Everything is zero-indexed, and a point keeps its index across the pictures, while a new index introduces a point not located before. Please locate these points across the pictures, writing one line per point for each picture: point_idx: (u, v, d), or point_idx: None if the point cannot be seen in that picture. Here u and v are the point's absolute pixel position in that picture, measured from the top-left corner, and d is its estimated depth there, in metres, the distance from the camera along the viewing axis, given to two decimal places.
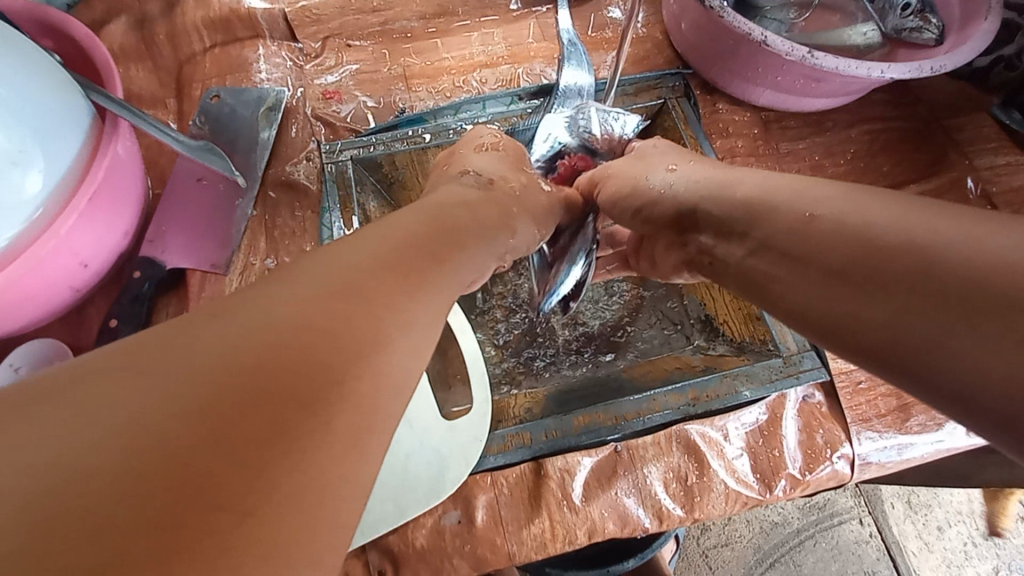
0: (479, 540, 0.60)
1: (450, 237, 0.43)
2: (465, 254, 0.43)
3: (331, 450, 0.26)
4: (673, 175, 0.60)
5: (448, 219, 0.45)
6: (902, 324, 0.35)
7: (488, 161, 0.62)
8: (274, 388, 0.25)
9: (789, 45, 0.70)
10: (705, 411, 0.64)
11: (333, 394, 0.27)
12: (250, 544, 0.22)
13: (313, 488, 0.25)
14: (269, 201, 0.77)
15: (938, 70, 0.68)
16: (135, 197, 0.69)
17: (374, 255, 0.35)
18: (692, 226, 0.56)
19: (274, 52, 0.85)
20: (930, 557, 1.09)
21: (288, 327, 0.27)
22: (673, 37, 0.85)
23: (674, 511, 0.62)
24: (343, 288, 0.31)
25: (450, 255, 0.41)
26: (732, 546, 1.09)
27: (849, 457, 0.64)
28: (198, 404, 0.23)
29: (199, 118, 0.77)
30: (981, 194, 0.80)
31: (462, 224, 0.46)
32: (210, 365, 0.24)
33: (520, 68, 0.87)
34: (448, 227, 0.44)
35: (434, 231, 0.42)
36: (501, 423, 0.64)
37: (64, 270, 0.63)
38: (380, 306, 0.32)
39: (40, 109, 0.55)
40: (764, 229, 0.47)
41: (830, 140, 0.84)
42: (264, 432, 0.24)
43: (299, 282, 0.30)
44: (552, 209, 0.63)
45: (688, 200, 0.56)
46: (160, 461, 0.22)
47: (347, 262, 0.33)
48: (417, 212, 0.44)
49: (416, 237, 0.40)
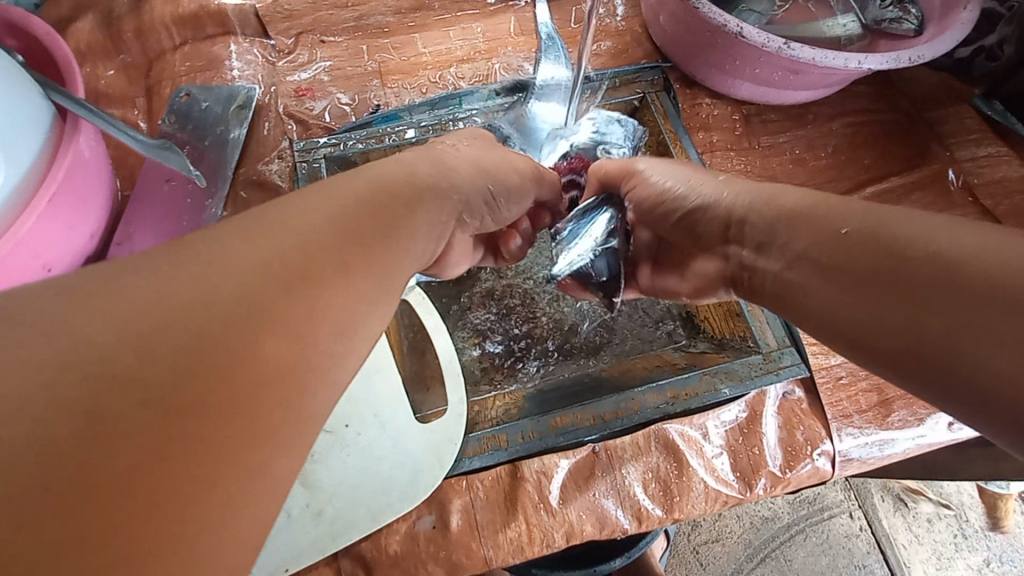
0: (454, 545, 0.59)
1: (411, 208, 0.40)
2: (419, 226, 0.40)
3: (280, 429, 0.27)
4: (726, 182, 0.58)
5: (412, 190, 0.42)
6: (918, 326, 0.37)
7: (461, 138, 0.59)
8: (225, 376, 0.25)
9: (765, 36, 0.69)
10: (683, 409, 0.63)
11: (281, 376, 0.28)
12: (199, 516, 0.24)
13: (261, 466, 0.26)
14: (239, 201, 0.75)
15: (917, 60, 0.67)
16: (100, 197, 0.67)
17: (328, 231, 0.33)
18: (734, 236, 0.54)
19: (246, 48, 0.83)
20: (920, 549, 1.09)
21: (233, 312, 0.27)
22: (651, 30, 0.84)
23: (653, 511, 0.61)
24: (290, 270, 0.30)
25: (409, 224, 0.39)
26: (723, 542, 1.09)
27: (830, 454, 0.63)
28: (140, 388, 0.23)
29: (169, 117, 0.76)
30: (962, 186, 0.79)
31: (425, 187, 0.43)
32: (157, 356, 0.24)
33: (498, 62, 0.86)
34: (409, 191, 0.41)
35: (395, 202, 0.39)
36: (477, 425, 0.63)
37: (25, 275, 0.60)
38: (335, 300, 0.31)
39: (8, 122, 0.54)
40: (801, 242, 0.47)
41: (811, 134, 0.83)
42: (217, 414, 0.25)
43: (254, 262, 0.29)
44: (530, 185, 0.61)
45: (740, 208, 0.54)
46: (105, 449, 0.22)
47: (300, 244, 0.31)
48: (385, 170, 0.41)
49: (371, 198, 0.37)
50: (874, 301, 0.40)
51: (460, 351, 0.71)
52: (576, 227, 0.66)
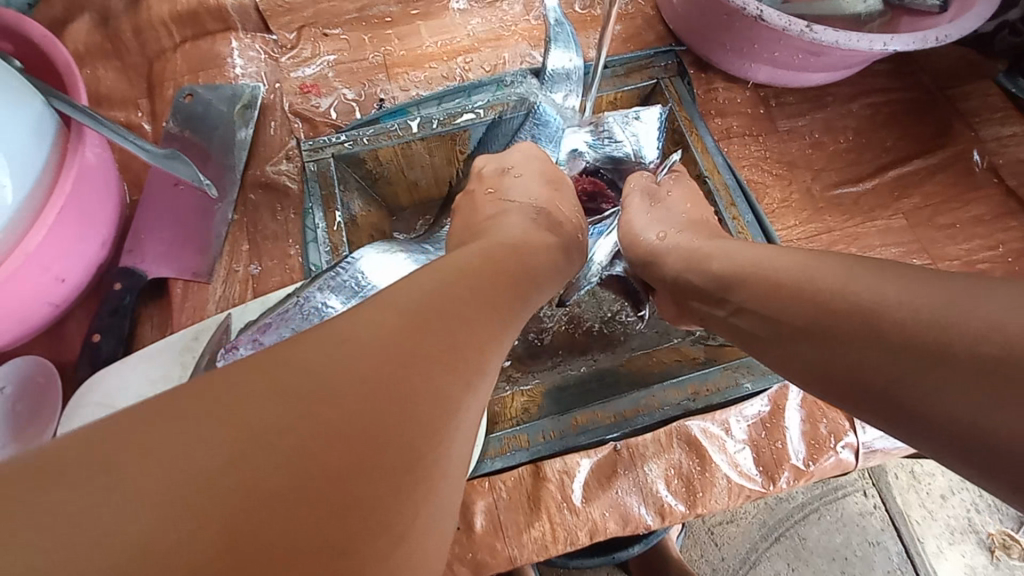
0: (478, 546, 0.59)
1: (500, 280, 0.39)
2: (511, 301, 0.39)
3: (349, 493, 0.25)
4: (663, 244, 0.61)
5: (489, 267, 0.40)
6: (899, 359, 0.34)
7: (530, 187, 0.60)
8: (274, 433, 0.25)
9: (786, 19, 0.66)
10: (705, 406, 0.63)
11: (351, 443, 0.26)
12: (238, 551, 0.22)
13: (308, 501, 0.24)
14: (249, 204, 0.74)
15: (945, 40, 0.64)
16: (111, 204, 0.66)
17: (418, 285, 0.33)
18: (682, 289, 0.57)
19: (247, 44, 0.81)
20: (934, 524, 1.09)
21: (283, 372, 0.26)
22: (665, 12, 0.82)
23: (676, 507, 0.61)
24: (343, 327, 0.29)
25: (515, 297, 0.39)
26: (737, 522, 1.09)
27: (853, 447, 0.63)
28: (190, 447, 0.23)
29: (173, 120, 0.74)
30: (987, 167, 0.77)
31: (527, 266, 0.45)
32: (193, 398, 0.25)
33: (505, 51, 0.83)
34: (516, 271, 0.42)
35: (500, 275, 0.40)
36: (498, 425, 0.62)
37: (39, 286, 0.60)
38: (413, 368, 0.29)
39: (7, 133, 0.53)
40: (763, 272, 0.48)
41: (830, 115, 0.80)
42: (265, 474, 0.24)
43: (316, 332, 0.29)
44: (576, 222, 0.59)
45: (696, 252, 0.56)
46: (140, 486, 0.22)
47: (376, 308, 0.31)
48: (488, 246, 0.43)
49: (477, 266, 0.39)
50: (848, 333, 0.38)
51: None
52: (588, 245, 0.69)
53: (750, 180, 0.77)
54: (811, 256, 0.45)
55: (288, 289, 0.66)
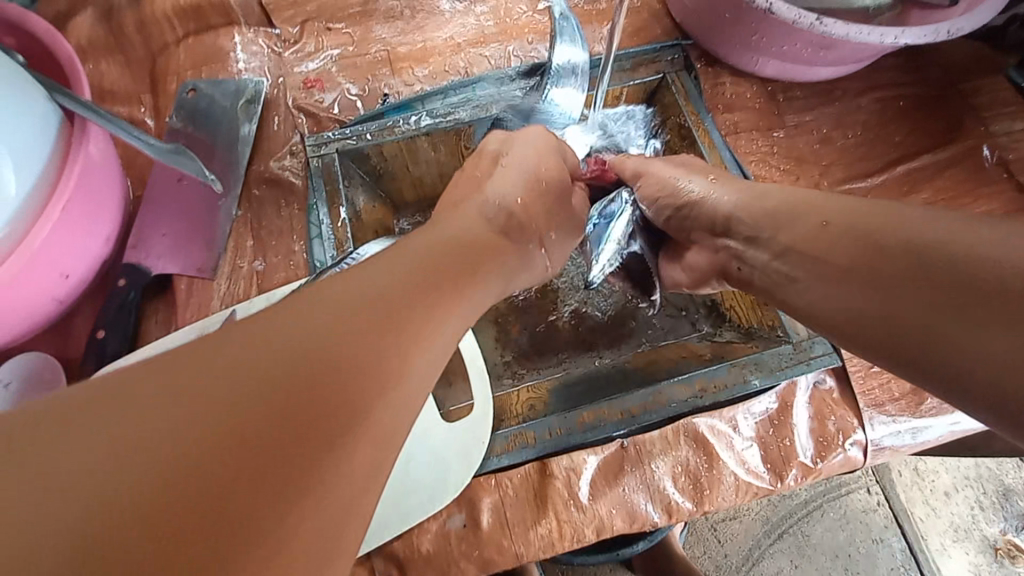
0: (485, 543, 0.59)
1: (462, 264, 0.44)
2: (474, 281, 0.44)
3: None
4: (717, 183, 0.61)
5: (449, 250, 0.44)
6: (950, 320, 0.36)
7: (506, 180, 0.57)
8: None
9: (796, 13, 0.65)
10: (713, 402, 0.61)
11: None
12: None
13: None
14: (253, 200, 0.74)
15: (957, 33, 0.63)
16: (115, 199, 0.66)
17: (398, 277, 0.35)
18: (723, 232, 0.59)
19: (251, 39, 0.80)
20: (938, 522, 1.09)
21: None
22: (672, 5, 0.81)
23: (683, 504, 0.60)
24: None
25: (480, 276, 0.45)
26: (740, 519, 1.09)
27: (862, 444, 0.62)
28: None
29: (177, 115, 0.73)
30: (997, 163, 0.76)
31: (486, 247, 0.49)
32: None
33: (510, 45, 0.82)
34: (475, 249, 0.48)
35: (464, 259, 0.45)
36: (505, 423, 0.62)
37: (44, 281, 0.60)
38: None
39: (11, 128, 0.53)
40: (788, 236, 0.53)
41: (840, 110, 0.80)
42: None
43: None
44: (545, 234, 0.58)
45: (724, 209, 0.59)
46: None
47: None
48: (453, 231, 0.48)
49: (440, 253, 0.43)
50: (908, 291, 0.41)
51: (483, 347, 0.70)
52: (598, 232, 0.68)
53: (757, 175, 0.77)
54: (851, 215, 0.49)
55: (294, 284, 0.66)
